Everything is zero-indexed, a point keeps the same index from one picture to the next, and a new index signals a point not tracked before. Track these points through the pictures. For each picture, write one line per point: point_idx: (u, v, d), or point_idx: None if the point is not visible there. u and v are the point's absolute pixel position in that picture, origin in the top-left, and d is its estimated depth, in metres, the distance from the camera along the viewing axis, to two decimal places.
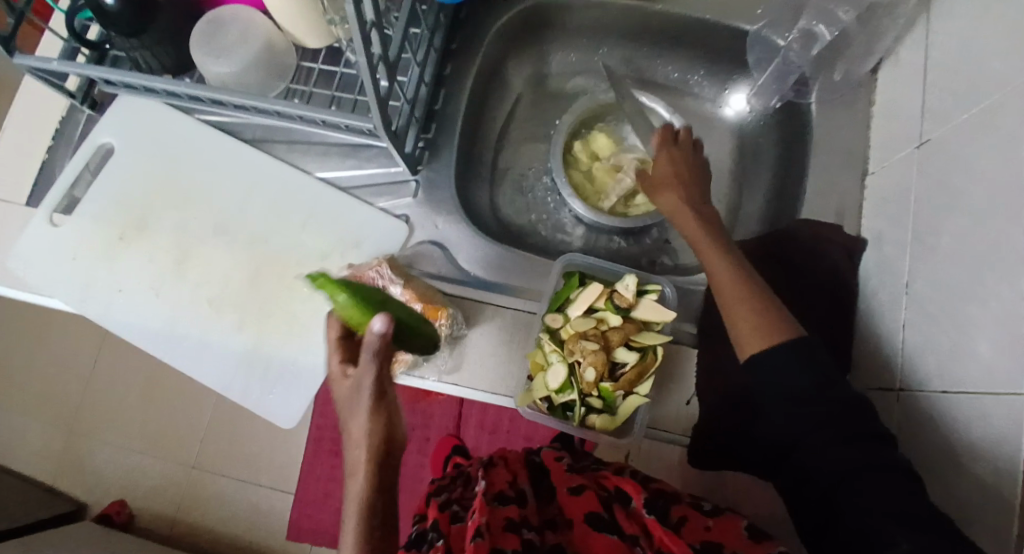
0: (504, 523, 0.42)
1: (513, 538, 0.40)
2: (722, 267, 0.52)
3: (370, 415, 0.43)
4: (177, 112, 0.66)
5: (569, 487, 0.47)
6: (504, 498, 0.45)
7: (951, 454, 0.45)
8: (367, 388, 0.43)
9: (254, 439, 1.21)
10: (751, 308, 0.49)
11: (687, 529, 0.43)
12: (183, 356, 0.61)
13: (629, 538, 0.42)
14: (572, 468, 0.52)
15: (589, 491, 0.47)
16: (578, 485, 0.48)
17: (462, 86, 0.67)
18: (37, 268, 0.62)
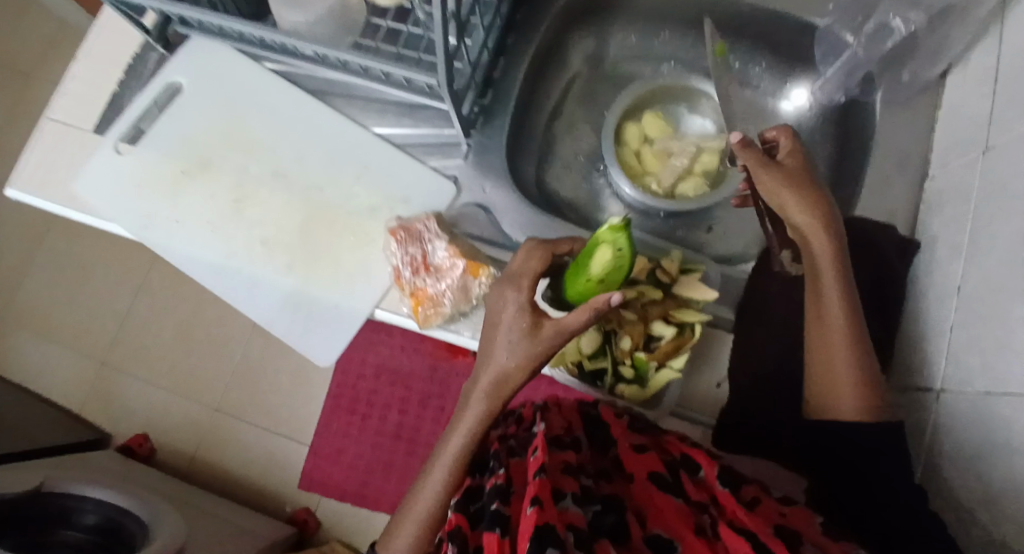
0: (562, 467, 0.44)
1: (571, 482, 0.42)
2: (835, 304, 0.48)
3: (515, 353, 0.48)
4: (244, 57, 0.68)
5: (633, 445, 0.49)
6: (562, 443, 0.48)
7: (988, 454, 0.45)
8: (516, 329, 0.48)
9: (279, 391, 1.24)
10: (849, 361, 0.47)
11: (761, 510, 0.42)
12: (233, 292, 0.64)
13: (695, 507, 0.42)
14: (633, 427, 0.53)
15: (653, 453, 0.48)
16: (642, 445, 0.49)
17: (523, 55, 0.68)
18: (103, 195, 0.65)
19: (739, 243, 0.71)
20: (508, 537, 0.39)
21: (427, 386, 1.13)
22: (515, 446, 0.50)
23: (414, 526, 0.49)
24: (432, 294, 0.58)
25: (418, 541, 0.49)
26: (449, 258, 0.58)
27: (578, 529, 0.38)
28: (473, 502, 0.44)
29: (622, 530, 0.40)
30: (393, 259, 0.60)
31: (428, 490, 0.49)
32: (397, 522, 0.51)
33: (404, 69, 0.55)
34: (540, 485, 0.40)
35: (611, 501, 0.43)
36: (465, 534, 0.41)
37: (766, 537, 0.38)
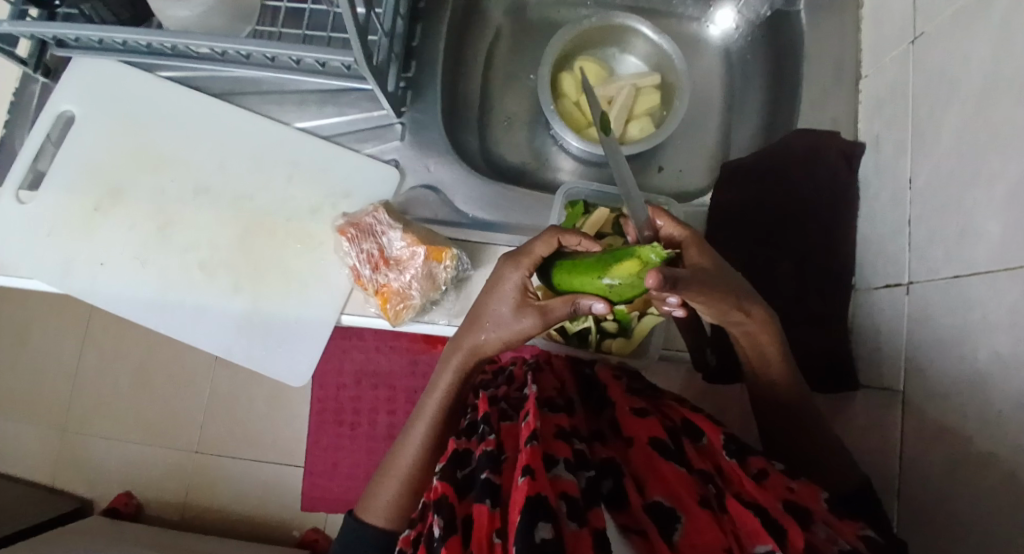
0: (555, 431, 0.44)
1: (564, 448, 0.42)
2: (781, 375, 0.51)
3: (491, 320, 0.49)
4: (139, 70, 0.62)
5: (633, 407, 0.48)
6: (555, 405, 0.48)
7: (962, 338, 0.45)
8: (504, 297, 0.48)
9: (257, 417, 1.20)
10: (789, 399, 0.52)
11: (768, 482, 0.43)
12: (178, 324, 0.59)
13: (700, 475, 0.43)
14: (632, 386, 0.53)
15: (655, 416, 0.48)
16: (643, 407, 0.48)
17: (440, 20, 0.64)
18: (12, 248, 0.59)
19: (693, 177, 0.71)
20: (497, 507, 0.40)
21: (410, 382, 1.10)
22: (507, 408, 0.51)
23: (396, 482, 0.53)
24: (398, 288, 0.55)
25: (400, 497, 0.53)
26: (407, 247, 0.55)
27: (572, 498, 0.38)
28: (461, 466, 0.45)
29: (621, 497, 0.43)
30: (348, 259, 0.56)
31: (410, 447, 0.52)
32: (379, 478, 0.54)
33: (315, 51, 0.52)
34: (533, 453, 0.39)
35: (607, 468, 0.44)
36: (452, 502, 0.42)
37: (776, 512, 0.40)
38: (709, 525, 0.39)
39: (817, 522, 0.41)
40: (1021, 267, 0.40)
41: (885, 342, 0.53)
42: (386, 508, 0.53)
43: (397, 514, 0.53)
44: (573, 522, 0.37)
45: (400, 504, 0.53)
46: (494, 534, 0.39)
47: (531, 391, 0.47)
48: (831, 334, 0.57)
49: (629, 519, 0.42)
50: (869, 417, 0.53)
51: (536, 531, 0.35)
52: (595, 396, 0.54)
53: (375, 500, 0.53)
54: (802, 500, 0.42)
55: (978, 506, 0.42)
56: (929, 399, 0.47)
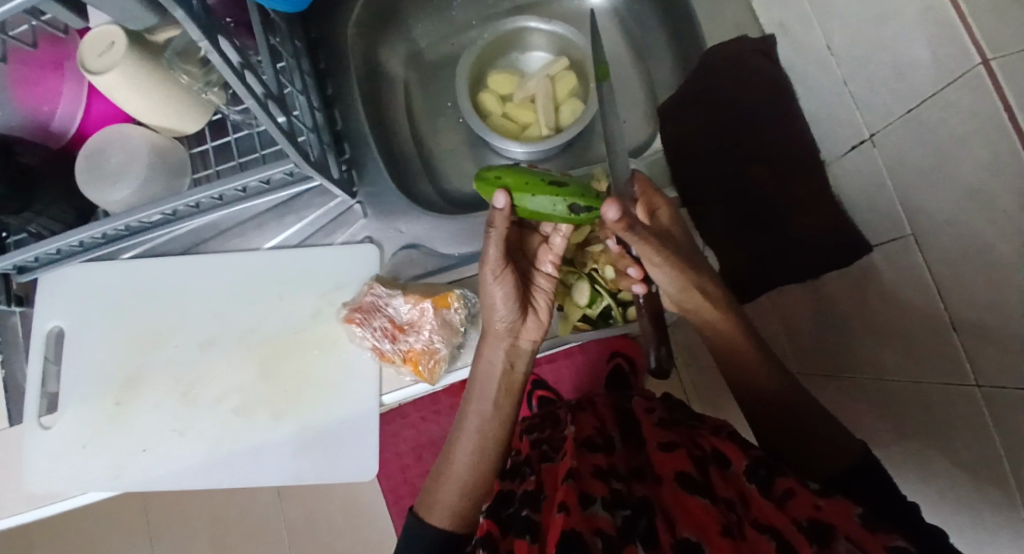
0: (593, 471, 0.48)
1: (599, 487, 0.46)
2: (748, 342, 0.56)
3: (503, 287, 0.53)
4: (104, 262, 0.64)
5: (663, 443, 0.52)
6: (594, 445, 0.53)
7: (938, 161, 0.46)
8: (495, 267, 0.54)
9: (344, 535, 1.21)
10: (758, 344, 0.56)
11: (794, 503, 0.42)
12: (240, 473, 0.59)
13: (725, 506, 0.44)
14: (664, 421, 0.57)
15: (682, 449, 0.50)
16: (671, 441, 0.51)
17: (351, 97, 0.66)
18: (63, 473, 0.60)
19: (637, 130, 0.74)
20: (536, 542, 0.44)
21: None
22: (548, 451, 0.57)
23: (453, 484, 0.54)
24: (423, 346, 0.56)
25: (457, 499, 0.54)
26: (414, 307, 0.56)
27: (607, 534, 0.41)
28: (506, 510, 0.50)
29: (654, 535, 0.41)
30: (366, 342, 0.57)
31: (463, 448, 0.55)
32: (434, 484, 0.55)
33: (257, 172, 0.54)
34: (568, 491, 0.44)
35: (643, 506, 0.44)
36: (497, 540, 0.46)
37: (792, 536, 0.39)
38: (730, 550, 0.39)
39: (839, 538, 0.38)
40: (963, 74, 0.42)
41: (876, 198, 0.54)
42: (449, 506, 0.54)
43: (458, 515, 0.54)
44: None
45: (457, 506, 0.54)
46: None
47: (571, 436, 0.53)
48: (826, 214, 0.58)
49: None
50: (893, 275, 0.54)
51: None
52: (632, 434, 0.58)
53: (435, 500, 0.54)
54: (829, 517, 0.40)
55: None
56: (939, 229, 0.48)
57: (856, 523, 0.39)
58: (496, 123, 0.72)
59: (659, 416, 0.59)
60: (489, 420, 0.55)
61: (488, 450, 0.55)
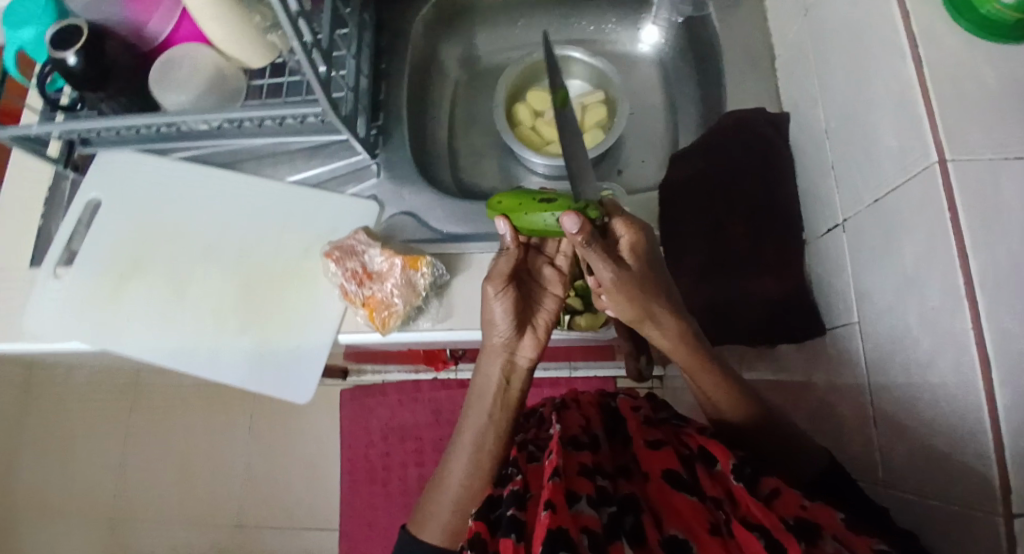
0: (579, 469, 0.47)
1: (586, 485, 0.45)
2: (703, 372, 0.55)
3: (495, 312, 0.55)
4: (152, 155, 0.73)
5: (648, 441, 0.51)
6: (579, 443, 0.51)
7: (891, 250, 0.48)
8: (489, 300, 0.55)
9: (296, 488, 1.27)
10: (715, 377, 0.55)
11: (779, 502, 0.42)
12: (197, 365, 0.65)
13: (712, 503, 0.44)
14: (651, 419, 0.56)
15: (668, 447, 0.49)
16: (657, 439, 0.51)
17: (400, 74, 0.74)
18: (53, 320, 0.67)
19: (651, 171, 0.78)
20: (521, 539, 0.42)
21: (434, 431, 1.22)
22: (535, 451, 0.54)
23: (447, 505, 0.56)
24: (382, 297, 0.61)
25: (450, 518, 0.56)
26: (387, 260, 0.62)
27: (592, 532, 0.41)
28: (493, 508, 0.49)
29: (641, 533, 0.42)
30: (336, 279, 0.62)
31: (457, 466, 0.57)
32: (430, 501, 0.58)
33: (290, 108, 0.62)
34: (554, 488, 0.43)
35: (628, 503, 0.45)
36: (484, 540, 0.45)
37: (778, 532, 0.39)
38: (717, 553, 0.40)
39: (825, 536, 0.39)
40: (920, 169, 0.44)
41: (836, 278, 0.56)
42: (440, 526, 0.56)
43: (450, 532, 0.56)
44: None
45: (450, 525, 0.56)
46: None
47: (557, 431, 0.50)
48: (789, 284, 0.60)
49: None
50: (839, 354, 0.56)
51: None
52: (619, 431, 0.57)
53: (427, 521, 0.57)
54: (815, 517, 0.41)
55: (936, 401, 0.43)
56: (879, 315, 0.50)
57: (841, 524, 0.40)
58: (518, 129, 0.78)
59: (648, 413, 0.57)
60: (482, 435, 0.57)
61: (481, 468, 0.56)
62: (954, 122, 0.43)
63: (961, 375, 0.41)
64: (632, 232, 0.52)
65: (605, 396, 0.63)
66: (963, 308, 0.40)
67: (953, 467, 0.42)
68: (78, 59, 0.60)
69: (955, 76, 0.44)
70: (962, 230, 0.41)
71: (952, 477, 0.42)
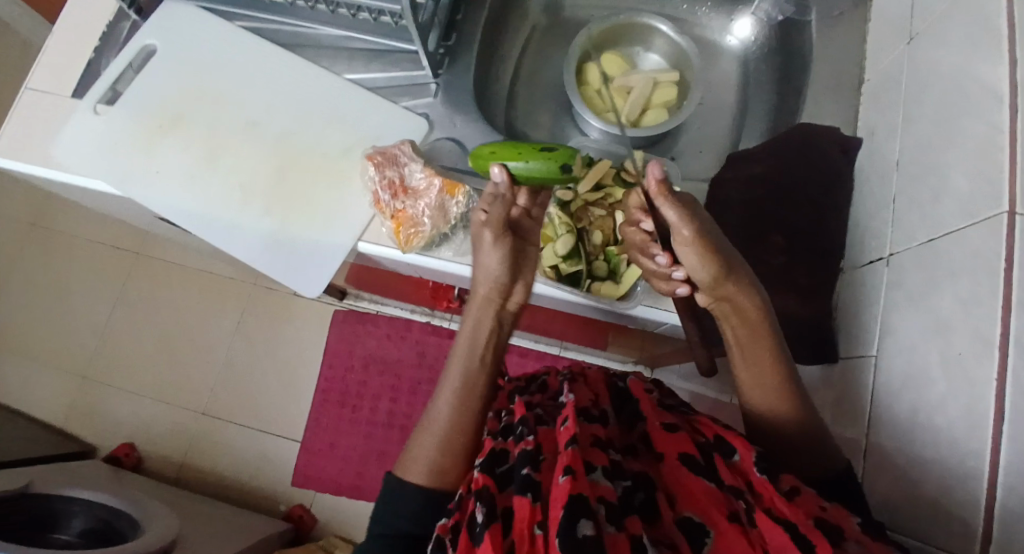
0: (592, 440, 0.46)
1: (601, 456, 0.44)
2: (759, 354, 0.49)
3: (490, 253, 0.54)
4: (216, 17, 0.71)
5: (664, 423, 0.50)
6: (591, 415, 0.49)
7: (930, 292, 0.46)
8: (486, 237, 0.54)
9: (266, 391, 1.27)
10: (770, 365, 0.49)
11: (800, 500, 0.44)
12: (213, 233, 0.65)
13: (731, 491, 0.44)
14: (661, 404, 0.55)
15: (684, 432, 0.49)
16: (673, 422, 0.50)
17: (482, 0, 0.72)
18: (78, 153, 0.66)
19: (704, 166, 0.76)
20: (538, 501, 0.41)
21: (415, 372, 1.23)
22: (542, 415, 0.51)
23: (432, 439, 0.50)
24: (412, 214, 0.60)
25: (435, 454, 0.49)
26: (426, 179, 0.61)
27: (609, 503, 0.40)
28: (500, 464, 0.46)
29: (653, 509, 0.43)
30: (370, 184, 0.62)
31: (444, 398, 0.51)
32: (414, 438, 0.51)
33: (370, 0, 0.61)
34: (574, 456, 0.42)
35: (641, 479, 0.45)
36: (493, 494, 0.43)
37: (805, 529, 0.41)
38: (736, 541, 0.40)
39: (849, 540, 0.41)
40: (985, 214, 0.42)
41: (866, 310, 0.55)
42: (423, 467, 0.49)
43: (433, 475, 0.49)
44: (612, 525, 0.39)
45: (437, 463, 0.49)
46: (536, 525, 0.40)
47: (571, 399, 0.48)
48: (815, 308, 0.59)
49: (660, 532, 0.42)
50: (849, 385, 0.55)
51: (579, 527, 0.37)
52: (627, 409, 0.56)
53: (410, 464, 0.50)
54: (833, 518, 0.43)
55: (936, 448, 0.42)
56: (897, 354, 0.48)
57: (857, 529, 0.43)
58: (584, 88, 0.75)
59: (658, 399, 0.56)
60: (473, 367, 0.52)
61: (469, 402, 0.51)
62: None
63: (969, 425, 0.40)
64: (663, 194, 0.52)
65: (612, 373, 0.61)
66: (992, 357, 0.39)
67: (937, 515, 0.41)
68: None
69: None
70: (1013, 284, 0.39)
71: (934, 524, 0.42)
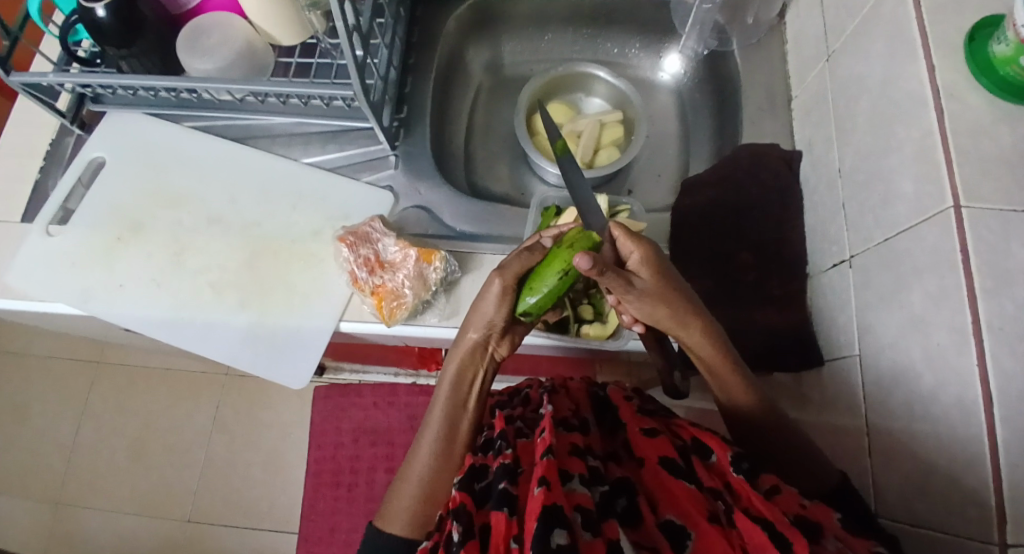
0: (570, 449, 0.46)
1: (578, 464, 0.44)
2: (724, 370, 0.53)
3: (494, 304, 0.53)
4: (165, 121, 0.72)
5: (643, 428, 0.50)
6: (570, 424, 0.50)
7: (898, 287, 0.50)
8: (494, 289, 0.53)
9: (253, 484, 1.21)
10: (731, 375, 0.53)
11: (779, 498, 0.43)
12: (188, 339, 0.63)
13: (709, 492, 0.44)
14: (641, 409, 0.55)
15: (664, 436, 0.49)
16: (652, 427, 0.50)
17: (428, 70, 0.75)
18: (35, 278, 0.64)
19: (660, 194, 0.80)
20: (514, 515, 0.41)
21: (407, 436, 1.20)
22: (523, 428, 0.52)
23: (411, 489, 0.53)
24: (392, 287, 0.60)
25: (414, 504, 0.53)
26: (401, 251, 0.61)
27: (585, 510, 0.40)
28: (478, 479, 0.47)
29: (634, 514, 0.43)
30: (346, 264, 0.62)
31: (424, 450, 0.54)
32: (396, 487, 0.54)
33: (321, 88, 0.61)
34: (549, 465, 0.42)
35: (622, 485, 0.45)
36: (470, 511, 0.44)
37: (782, 526, 0.40)
38: (717, 542, 0.40)
39: (827, 537, 0.41)
40: (935, 212, 0.46)
41: (838, 313, 0.57)
42: (406, 516, 0.52)
43: (417, 525, 0.52)
44: (587, 532, 0.39)
45: (418, 512, 0.53)
46: (512, 540, 0.40)
47: (548, 410, 0.49)
48: (792, 315, 0.61)
49: (641, 536, 0.42)
50: (835, 385, 0.57)
51: (552, 537, 0.37)
52: (609, 417, 0.56)
53: (393, 511, 0.53)
54: (814, 517, 0.43)
55: (936, 436, 0.45)
56: (881, 351, 0.51)
57: (837, 525, 0.42)
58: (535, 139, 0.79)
59: (638, 404, 0.55)
60: (451, 419, 0.55)
61: (449, 454, 0.54)
62: (971, 171, 0.45)
63: (963, 411, 0.42)
64: (642, 245, 0.52)
65: (592, 383, 0.62)
66: (970, 346, 0.42)
67: (950, 502, 0.43)
68: (107, 13, 0.58)
69: (975, 129, 0.46)
70: (972, 273, 0.43)
71: (950, 511, 0.43)
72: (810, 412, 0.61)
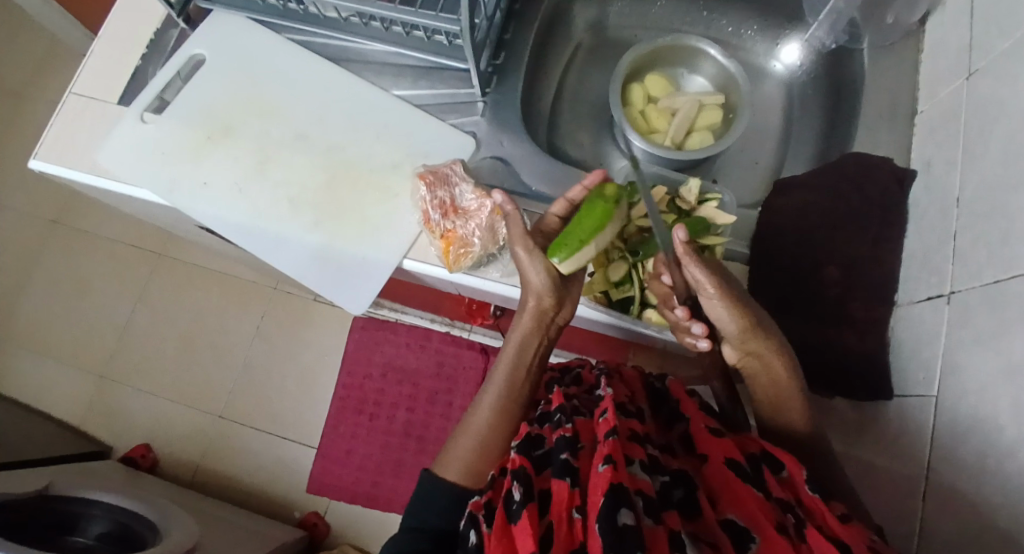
0: (630, 434, 0.45)
1: (639, 450, 0.44)
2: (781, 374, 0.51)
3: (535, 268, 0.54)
4: (265, 29, 0.71)
5: (709, 426, 0.49)
6: (629, 410, 0.49)
7: (999, 333, 0.46)
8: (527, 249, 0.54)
9: (283, 396, 1.26)
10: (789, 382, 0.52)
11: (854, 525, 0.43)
12: (260, 248, 0.64)
13: (777, 503, 0.42)
14: (703, 404, 0.54)
15: (729, 438, 0.48)
16: (718, 427, 0.49)
17: (532, 19, 0.72)
18: (124, 162, 0.65)
19: (749, 190, 0.76)
20: (576, 487, 0.41)
21: (434, 381, 1.22)
22: (579, 406, 0.51)
23: (469, 440, 0.52)
24: (462, 234, 0.59)
25: (469, 454, 0.52)
26: (476, 199, 0.61)
27: (647, 495, 0.40)
28: (536, 448, 0.47)
29: (693, 506, 0.42)
30: (421, 203, 0.61)
31: (487, 403, 0.53)
32: (454, 440, 0.53)
33: (426, 18, 0.59)
34: (614, 446, 0.41)
35: (679, 477, 0.44)
36: (530, 474, 0.44)
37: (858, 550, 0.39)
38: (784, 549, 0.38)
39: None
40: None
41: (921, 349, 0.54)
42: (462, 464, 0.51)
43: (471, 473, 0.51)
44: (649, 518, 0.38)
45: (470, 464, 0.51)
46: (574, 510, 0.40)
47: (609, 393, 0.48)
48: (868, 342, 0.58)
49: (698, 529, 0.41)
50: (900, 421, 0.55)
51: (619, 516, 0.36)
52: (665, 410, 0.55)
53: (450, 458, 0.52)
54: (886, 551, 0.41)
55: (1010, 495, 0.42)
56: (964, 396, 0.48)
57: None
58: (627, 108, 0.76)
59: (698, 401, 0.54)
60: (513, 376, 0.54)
61: (511, 409, 0.53)
62: None
63: None
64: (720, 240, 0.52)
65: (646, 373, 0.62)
66: None
67: None
68: None
69: None
70: None
71: None
72: (865, 442, 0.58)
